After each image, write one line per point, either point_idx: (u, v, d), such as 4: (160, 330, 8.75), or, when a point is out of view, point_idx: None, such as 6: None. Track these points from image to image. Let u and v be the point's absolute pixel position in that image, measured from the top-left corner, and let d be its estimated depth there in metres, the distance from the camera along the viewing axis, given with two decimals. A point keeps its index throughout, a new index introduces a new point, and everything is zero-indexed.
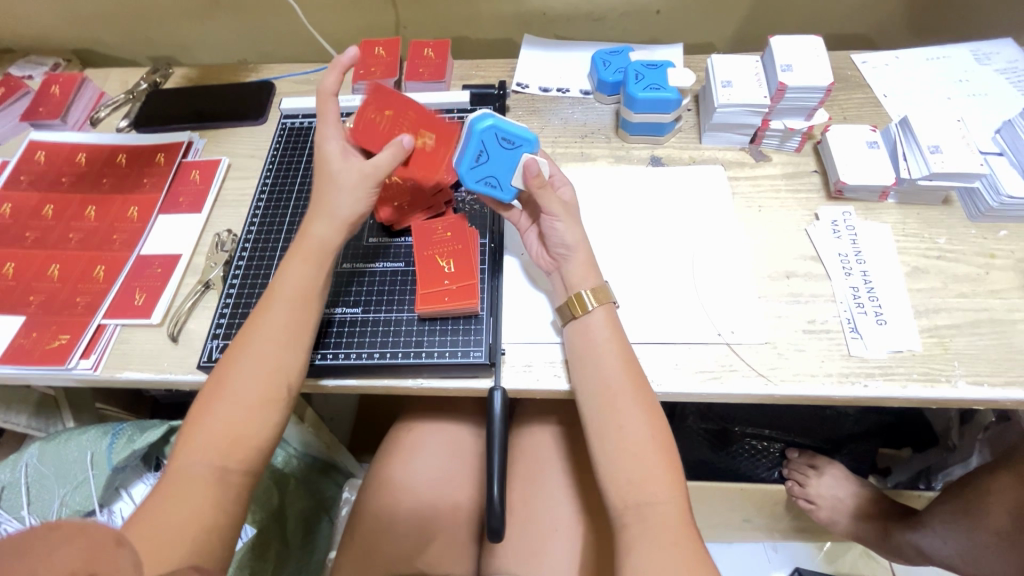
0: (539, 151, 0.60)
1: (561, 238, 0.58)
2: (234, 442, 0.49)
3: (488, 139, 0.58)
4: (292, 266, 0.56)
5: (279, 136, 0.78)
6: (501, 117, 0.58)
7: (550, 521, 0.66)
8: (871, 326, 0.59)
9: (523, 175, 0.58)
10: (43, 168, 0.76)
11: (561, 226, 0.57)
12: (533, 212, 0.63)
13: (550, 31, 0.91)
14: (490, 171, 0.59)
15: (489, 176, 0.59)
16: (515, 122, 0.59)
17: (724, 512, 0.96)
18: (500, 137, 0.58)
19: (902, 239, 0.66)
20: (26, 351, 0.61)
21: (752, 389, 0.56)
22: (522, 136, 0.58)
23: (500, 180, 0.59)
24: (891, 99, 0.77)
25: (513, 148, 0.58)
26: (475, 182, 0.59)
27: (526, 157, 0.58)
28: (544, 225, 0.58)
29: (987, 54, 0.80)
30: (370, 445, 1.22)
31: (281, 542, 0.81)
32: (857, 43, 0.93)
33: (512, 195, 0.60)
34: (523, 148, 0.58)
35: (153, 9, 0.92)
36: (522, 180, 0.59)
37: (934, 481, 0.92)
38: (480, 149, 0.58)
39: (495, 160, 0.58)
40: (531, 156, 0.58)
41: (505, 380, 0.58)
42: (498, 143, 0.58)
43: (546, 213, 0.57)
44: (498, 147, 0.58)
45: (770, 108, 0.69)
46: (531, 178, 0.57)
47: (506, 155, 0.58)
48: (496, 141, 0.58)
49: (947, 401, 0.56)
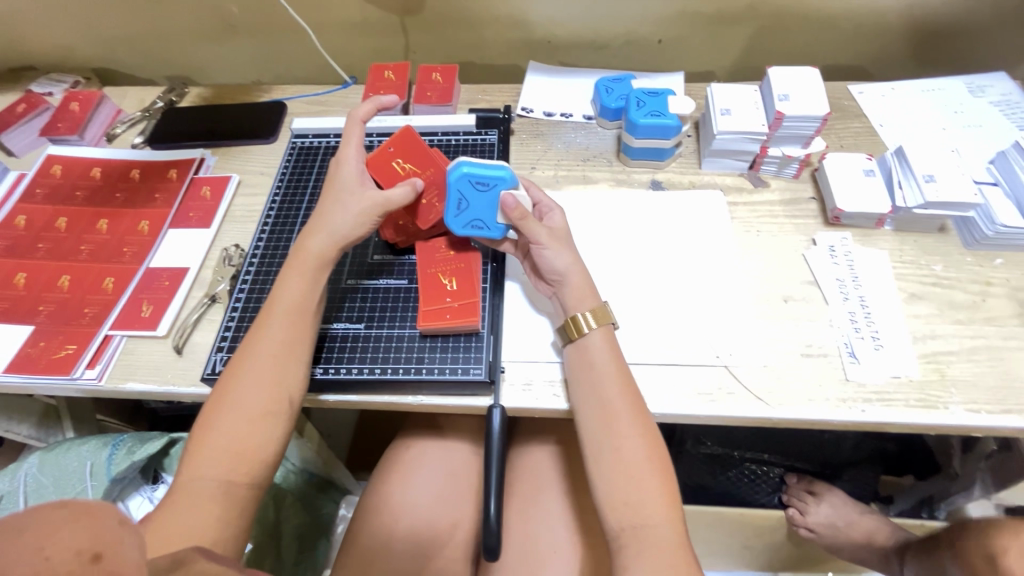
0: (516, 186, 0.62)
1: (552, 265, 0.59)
2: (239, 455, 0.50)
3: (464, 187, 0.61)
4: (292, 280, 0.57)
5: (289, 154, 0.79)
6: (474, 163, 0.61)
7: (547, 543, 0.65)
8: (868, 351, 0.60)
9: (505, 211, 0.60)
10: (58, 182, 0.78)
11: (549, 253, 0.59)
12: (524, 245, 0.64)
13: (555, 58, 0.94)
14: (474, 215, 0.61)
15: (475, 220, 0.62)
16: (487, 164, 0.61)
17: (725, 539, 0.95)
18: (474, 181, 0.60)
19: (899, 265, 0.67)
20: (34, 360, 0.62)
21: (750, 412, 0.57)
22: (495, 177, 0.60)
23: (486, 221, 0.62)
24: (887, 129, 0.79)
25: (489, 189, 0.61)
26: (463, 226, 0.62)
27: (502, 194, 0.60)
28: (534, 255, 0.60)
29: (981, 86, 0.82)
30: (368, 463, 1.21)
31: (277, 556, 0.82)
32: (855, 74, 0.95)
33: (501, 230, 0.62)
34: (498, 187, 0.61)
35: (171, 29, 0.95)
36: (505, 216, 0.61)
37: (937, 509, 0.91)
38: (460, 197, 0.61)
39: (475, 204, 0.61)
40: (509, 192, 0.60)
41: (504, 398, 0.58)
42: (473, 187, 0.60)
43: (534, 243, 0.59)
44: (474, 191, 0.61)
45: (768, 135, 0.71)
46: (511, 211, 0.59)
47: (483, 197, 0.61)
48: (471, 187, 0.60)
49: (945, 428, 0.56)
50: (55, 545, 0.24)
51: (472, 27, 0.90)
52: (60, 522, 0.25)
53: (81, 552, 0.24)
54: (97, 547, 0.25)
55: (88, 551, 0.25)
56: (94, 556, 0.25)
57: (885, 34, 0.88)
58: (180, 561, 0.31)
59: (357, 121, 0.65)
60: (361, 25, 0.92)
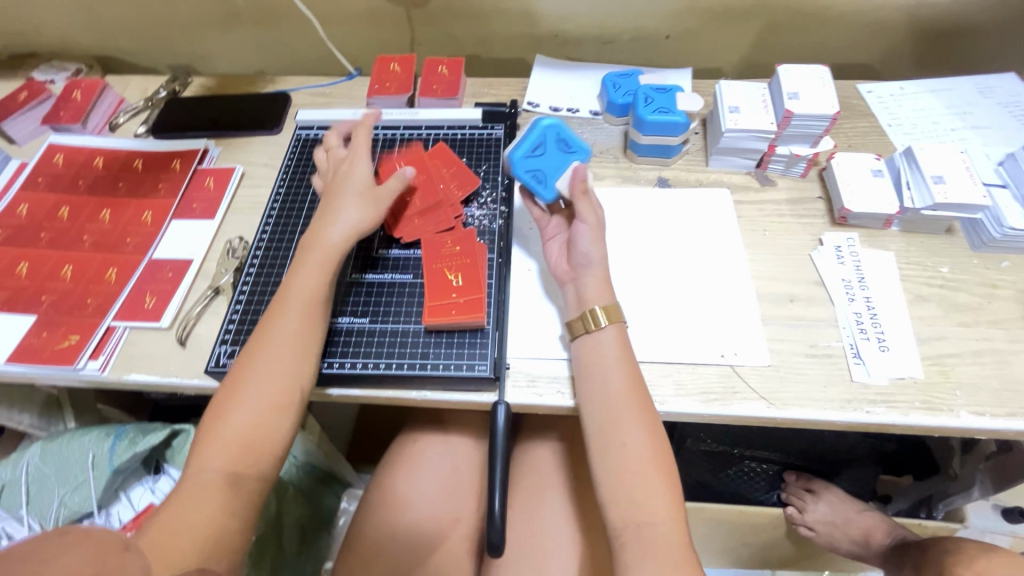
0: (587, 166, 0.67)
1: (586, 246, 0.59)
2: (247, 447, 0.50)
3: (549, 138, 0.66)
4: (304, 271, 0.57)
5: (294, 146, 0.79)
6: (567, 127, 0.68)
7: (548, 539, 0.65)
8: (874, 353, 0.60)
9: (570, 179, 0.62)
10: (60, 171, 0.77)
11: (589, 233, 0.59)
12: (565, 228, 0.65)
13: (562, 52, 0.93)
14: (540, 166, 0.65)
15: (538, 170, 0.64)
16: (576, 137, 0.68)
17: (723, 536, 0.96)
18: (560, 137, 0.66)
19: (905, 266, 0.67)
20: (36, 350, 0.62)
21: (754, 411, 0.57)
22: (578, 144, 0.66)
23: (546, 176, 0.64)
24: (895, 129, 0.78)
25: (567, 151, 0.66)
26: (524, 171, 0.64)
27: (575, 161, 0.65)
28: (574, 232, 0.60)
29: (990, 87, 0.82)
30: (368, 456, 1.21)
31: (276, 551, 0.81)
32: (863, 73, 0.94)
33: (552, 195, 0.64)
34: (574, 155, 0.66)
35: (175, 18, 0.95)
36: (566, 182, 0.63)
37: (935, 509, 0.89)
38: (540, 143, 0.66)
39: (549, 155, 0.65)
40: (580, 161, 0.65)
41: (508, 395, 0.58)
42: (556, 142, 0.66)
43: (579, 216, 0.60)
44: (556, 147, 0.66)
45: (776, 134, 0.70)
46: (576, 182, 0.61)
47: (559, 155, 0.66)
48: (555, 142, 0.66)
49: (949, 431, 0.56)
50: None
51: (478, 20, 0.90)
52: None
53: None
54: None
55: None
56: None
57: (894, 32, 0.87)
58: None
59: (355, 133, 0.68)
60: (366, 16, 0.91)
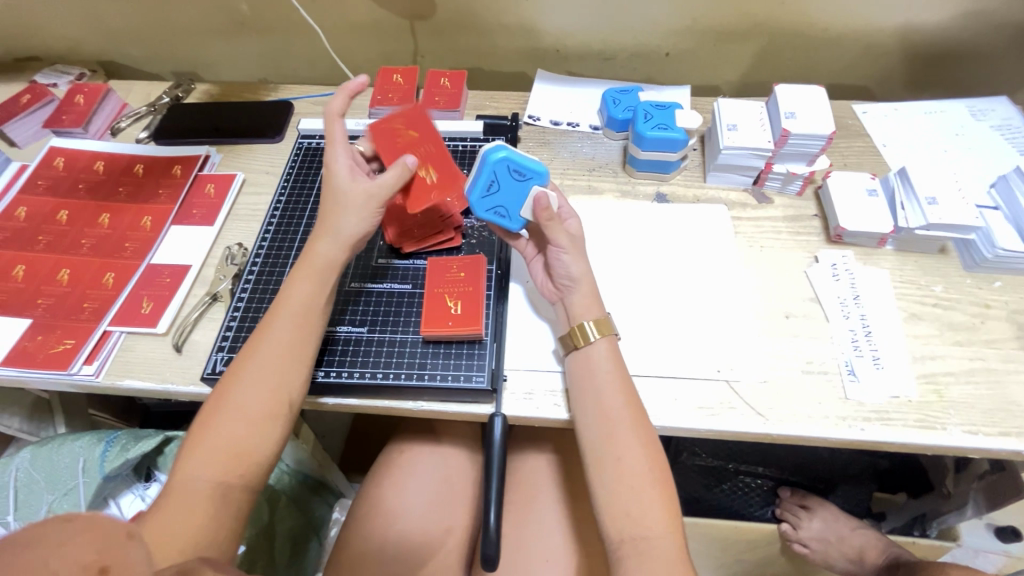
0: (548, 184, 0.61)
1: (566, 269, 0.59)
2: (234, 455, 0.50)
3: (500, 170, 0.59)
4: (298, 282, 0.57)
5: (295, 155, 0.79)
6: (515, 150, 0.60)
7: (542, 552, 0.65)
8: (868, 370, 0.60)
9: (533, 208, 0.59)
10: (61, 175, 0.77)
11: (567, 257, 0.59)
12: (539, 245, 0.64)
13: (563, 67, 0.94)
14: (500, 201, 0.61)
15: (499, 206, 0.61)
16: (527, 155, 0.61)
17: (718, 551, 0.96)
18: (512, 168, 0.59)
19: (900, 285, 0.67)
20: (30, 354, 0.62)
21: (748, 426, 0.57)
22: (534, 169, 0.59)
23: (509, 210, 0.61)
24: (890, 149, 0.80)
25: (524, 180, 0.60)
26: (485, 211, 0.61)
27: (536, 189, 0.60)
28: (551, 255, 0.60)
29: (983, 110, 0.83)
30: (361, 465, 1.21)
31: (269, 560, 0.80)
32: (858, 93, 0.96)
33: (520, 224, 0.62)
34: (533, 181, 0.60)
35: (180, 25, 0.95)
36: (531, 211, 0.60)
37: (929, 527, 0.88)
38: (492, 179, 0.60)
39: (505, 190, 0.60)
40: (540, 189, 0.60)
41: (505, 406, 0.58)
42: (509, 173, 0.59)
43: (552, 244, 0.59)
44: (510, 178, 0.60)
45: (773, 152, 0.71)
46: (539, 211, 0.58)
47: (517, 186, 0.60)
48: (508, 173, 0.59)
49: (943, 450, 0.56)
50: (61, 558, 0.26)
51: (481, 35, 0.91)
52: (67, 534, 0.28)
53: (88, 565, 0.27)
54: (103, 560, 0.27)
55: (96, 564, 0.27)
56: (100, 569, 0.27)
57: (890, 55, 0.89)
58: (187, 569, 0.32)
59: (334, 116, 0.63)
60: (370, 27, 0.92)
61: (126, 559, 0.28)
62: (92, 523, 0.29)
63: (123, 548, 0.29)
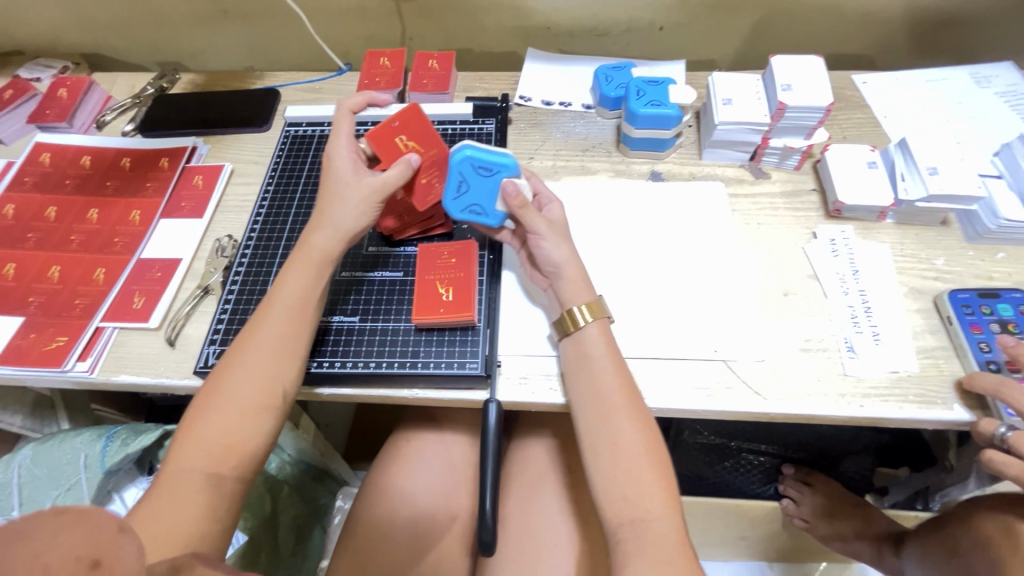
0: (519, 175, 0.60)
1: (548, 257, 0.58)
2: (229, 449, 0.50)
3: (466, 170, 0.60)
4: (291, 277, 0.56)
5: (283, 143, 0.78)
6: (478, 146, 0.60)
7: (543, 535, 0.65)
8: (868, 346, 0.59)
9: (506, 198, 0.59)
10: (47, 170, 0.77)
11: (546, 245, 0.58)
12: (522, 234, 0.64)
13: (554, 45, 0.92)
14: (473, 200, 0.60)
15: (473, 204, 0.60)
16: (492, 150, 0.60)
17: (720, 528, 0.96)
18: (476, 166, 0.59)
19: (900, 259, 0.66)
20: (24, 351, 0.62)
21: (744, 405, 0.56)
22: (499, 163, 0.59)
23: (484, 206, 0.60)
24: (890, 120, 0.78)
25: (490, 175, 0.59)
26: (462, 210, 0.61)
27: (503, 182, 0.59)
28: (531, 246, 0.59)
29: (987, 77, 0.81)
30: (365, 451, 1.22)
31: (271, 547, 0.80)
32: (858, 63, 0.93)
33: (499, 219, 0.61)
34: (501, 174, 0.60)
35: (161, 13, 0.93)
36: (504, 204, 0.59)
37: (931, 501, 0.89)
38: (460, 179, 0.60)
39: (475, 188, 0.60)
40: (509, 180, 0.59)
41: (499, 392, 0.58)
42: (475, 172, 0.59)
43: (531, 235, 0.58)
44: (477, 176, 0.60)
45: (770, 126, 0.70)
46: (511, 200, 0.58)
47: (485, 182, 0.60)
48: (473, 171, 0.59)
49: (944, 425, 0.56)
50: (53, 552, 0.25)
51: (470, 14, 0.89)
52: (58, 527, 0.26)
53: (80, 559, 0.25)
54: (96, 554, 0.26)
55: (87, 558, 0.25)
56: (93, 563, 0.25)
57: (890, 22, 0.86)
58: (178, 564, 0.31)
59: (343, 110, 0.64)
60: (357, 11, 0.90)
61: (122, 552, 0.27)
62: (88, 517, 0.27)
63: (118, 539, 0.27)
